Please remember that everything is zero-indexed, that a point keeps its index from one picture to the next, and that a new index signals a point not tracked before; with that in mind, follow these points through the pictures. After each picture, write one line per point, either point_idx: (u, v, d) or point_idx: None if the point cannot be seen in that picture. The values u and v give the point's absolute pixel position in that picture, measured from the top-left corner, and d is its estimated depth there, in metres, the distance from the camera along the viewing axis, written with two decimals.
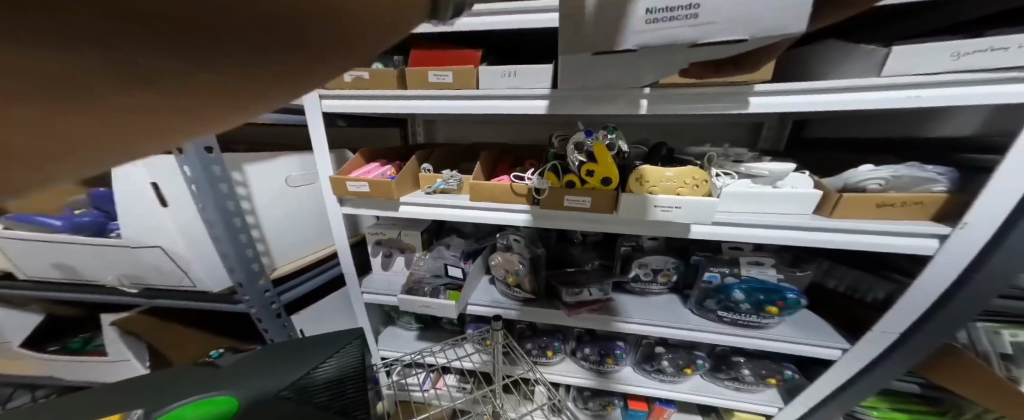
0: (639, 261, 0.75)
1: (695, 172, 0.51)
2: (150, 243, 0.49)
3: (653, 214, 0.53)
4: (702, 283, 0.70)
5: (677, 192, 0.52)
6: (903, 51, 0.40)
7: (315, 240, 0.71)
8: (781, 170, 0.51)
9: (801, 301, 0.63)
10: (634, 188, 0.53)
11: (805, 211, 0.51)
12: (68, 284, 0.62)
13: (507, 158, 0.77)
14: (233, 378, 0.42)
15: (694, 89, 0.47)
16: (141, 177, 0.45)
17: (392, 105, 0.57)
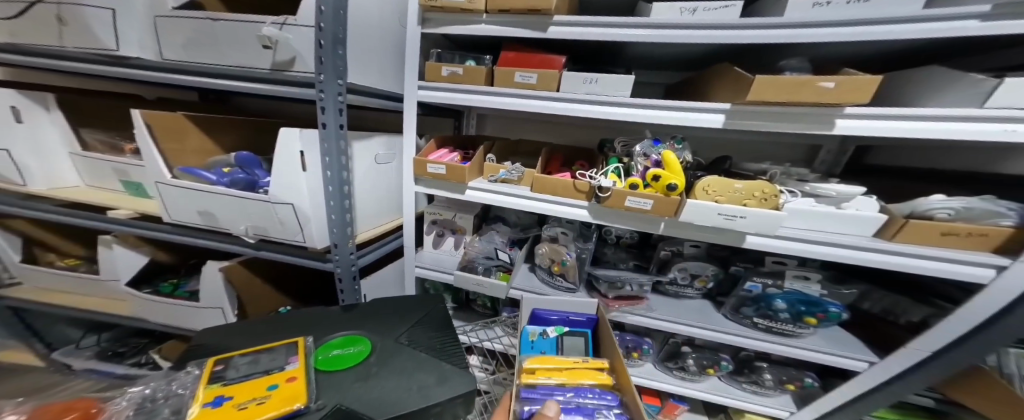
0: (679, 265, 0.90)
1: (764, 186, 0.60)
2: (285, 200, 0.62)
3: (722, 223, 0.63)
4: (742, 291, 0.77)
5: (744, 203, 0.62)
6: (1010, 85, 0.47)
7: (386, 213, 0.82)
8: (848, 193, 0.60)
9: (842, 314, 0.69)
10: (700, 196, 0.64)
11: (866, 234, 0.59)
12: (197, 231, 0.76)
13: (558, 158, 0.82)
14: (370, 324, 0.60)
15: (784, 108, 0.55)
16: (294, 147, 0.60)
17: (506, 103, 0.67)
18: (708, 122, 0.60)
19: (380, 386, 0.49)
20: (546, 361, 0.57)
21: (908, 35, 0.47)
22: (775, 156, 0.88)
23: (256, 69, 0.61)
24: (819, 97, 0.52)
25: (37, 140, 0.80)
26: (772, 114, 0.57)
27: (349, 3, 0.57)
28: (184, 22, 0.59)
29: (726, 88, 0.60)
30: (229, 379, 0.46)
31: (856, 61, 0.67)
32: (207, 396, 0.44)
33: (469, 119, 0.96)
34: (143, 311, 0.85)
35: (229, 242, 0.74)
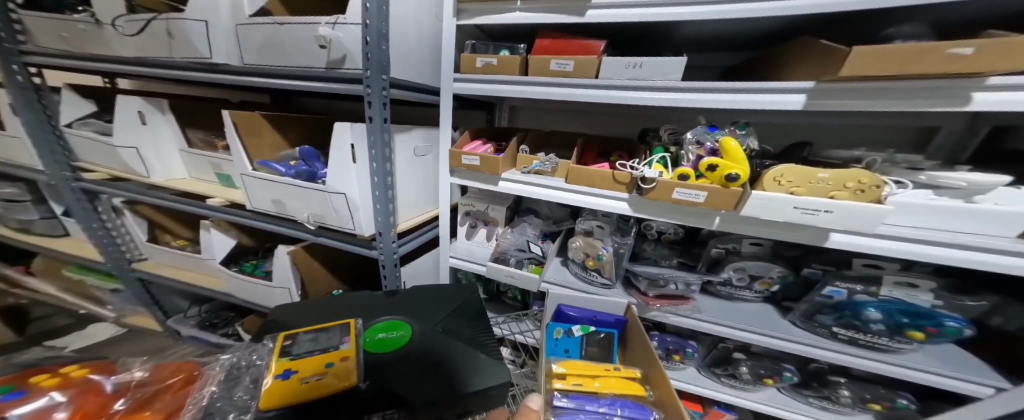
0: (734, 265, 0.83)
1: (860, 177, 0.54)
2: (338, 190, 0.68)
3: (808, 219, 0.58)
4: (824, 297, 0.73)
5: (831, 196, 0.56)
6: None
7: (423, 205, 0.85)
8: (983, 184, 0.52)
9: (960, 330, 0.64)
10: (772, 188, 0.59)
11: (1007, 233, 0.52)
12: (270, 216, 0.86)
13: (594, 148, 0.79)
14: (409, 310, 0.61)
15: (899, 82, 0.48)
16: (345, 140, 0.65)
17: (544, 91, 0.66)
18: (788, 103, 0.54)
19: (424, 373, 0.49)
20: (574, 367, 0.51)
21: None
22: (862, 142, 0.76)
23: (315, 68, 0.66)
24: (947, 66, 0.43)
25: (154, 139, 0.97)
26: (876, 89, 0.49)
27: (391, 0, 0.60)
28: (257, 29, 0.67)
29: (811, 63, 0.53)
30: (293, 353, 0.47)
31: (995, 23, 0.54)
32: (276, 369, 0.45)
33: (501, 112, 0.95)
34: (230, 286, 0.99)
35: (294, 227, 0.82)
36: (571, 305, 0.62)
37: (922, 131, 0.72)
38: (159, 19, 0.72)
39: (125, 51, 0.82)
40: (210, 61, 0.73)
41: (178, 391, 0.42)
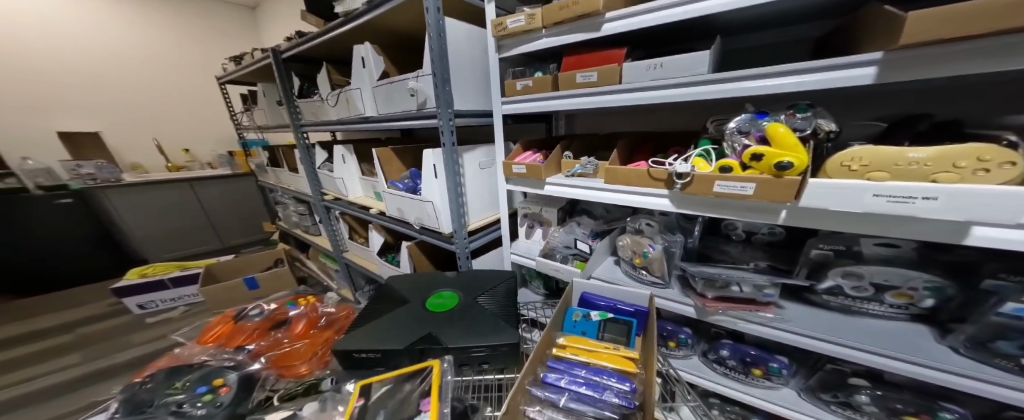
0: (843, 269, 0.65)
1: (978, 153, 0.41)
2: (426, 199, 0.91)
3: (888, 210, 0.45)
4: (997, 316, 0.51)
5: (931, 179, 0.44)
6: None
7: (489, 209, 1.04)
8: None
9: None
10: (839, 172, 0.49)
11: None
12: (395, 219, 1.20)
13: (648, 146, 0.76)
14: (455, 283, 0.77)
15: (1016, 35, 0.36)
16: (429, 161, 0.88)
17: (574, 103, 0.71)
18: (850, 79, 0.45)
19: (457, 327, 0.63)
20: (578, 341, 0.55)
21: None
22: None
23: (411, 111, 0.93)
24: None
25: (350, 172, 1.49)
26: (989, 48, 0.37)
27: (451, 54, 0.81)
28: (382, 90, 0.99)
29: (881, 31, 0.43)
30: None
31: None
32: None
33: (558, 121, 1.03)
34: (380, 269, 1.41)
35: (408, 227, 1.13)
36: (594, 293, 0.66)
37: None
38: (342, 93, 1.14)
39: (331, 115, 1.31)
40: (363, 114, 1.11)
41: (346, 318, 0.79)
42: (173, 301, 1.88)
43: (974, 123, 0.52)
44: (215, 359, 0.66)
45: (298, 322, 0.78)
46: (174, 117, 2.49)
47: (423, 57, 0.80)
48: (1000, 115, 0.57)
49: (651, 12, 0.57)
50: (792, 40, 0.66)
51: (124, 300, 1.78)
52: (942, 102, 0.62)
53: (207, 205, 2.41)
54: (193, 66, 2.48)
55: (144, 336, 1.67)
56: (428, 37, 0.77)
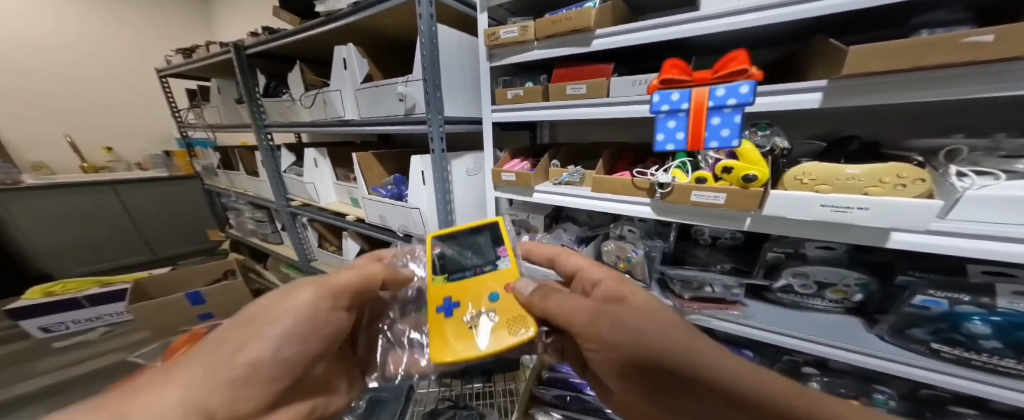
0: (793, 269, 0.75)
1: (897, 170, 0.50)
2: (414, 205, 0.91)
3: (833, 218, 0.54)
4: (911, 308, 0.62)
5: (864, 191, 0.53)
6: None
7: (476, 215, 1.05)
8: None
9: None
10: (792, 185, 0.58)
11: None
12: (376, 226, 1.17)
13: (627, 156, 0.81)
14: None
15: (921, 73, 0.46)
16: (418, 167, 0.88)
17: (563, 114, 0.75)
18: (801, 103, 0.54)
19: None
20: None
21: None
22: (973, 128, 0.66)
23: (398, 115, 0.92)
24: (968, 53, 0.42)
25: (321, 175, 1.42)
26: (903, 82, 0.47)
27: (442, 60, 0.82)
28: (366, 93, 0.98)
29: (825, 63, 0.53)
30: (454, 277, 0.60)
31: None
32: (438, 294, 0.58)
33: (543, 130, 1.07)
34: None
35: (390, 234, 1.11)
36: None
37: None
38: (320, 94, 1.11)
39: (305, 117, 1.25)
40: (344, 117, 1.08)
41: None
42: (87, 322, 1.61)
43: (892, 145, 0.64)
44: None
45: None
46: (104, 112, 2.21)
47: (414, 62, 0.81)
48: (909, 138, 0.70)
49: (637, 32, 0.63)
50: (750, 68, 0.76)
51: (23, 323, 1.51)
52: (866, 127, 0.75)
53: (133, 210, 2.12)
54: (131, 56, 2.24)
55: (61, 363, 1.45)
56: (420, 42, 0.78)
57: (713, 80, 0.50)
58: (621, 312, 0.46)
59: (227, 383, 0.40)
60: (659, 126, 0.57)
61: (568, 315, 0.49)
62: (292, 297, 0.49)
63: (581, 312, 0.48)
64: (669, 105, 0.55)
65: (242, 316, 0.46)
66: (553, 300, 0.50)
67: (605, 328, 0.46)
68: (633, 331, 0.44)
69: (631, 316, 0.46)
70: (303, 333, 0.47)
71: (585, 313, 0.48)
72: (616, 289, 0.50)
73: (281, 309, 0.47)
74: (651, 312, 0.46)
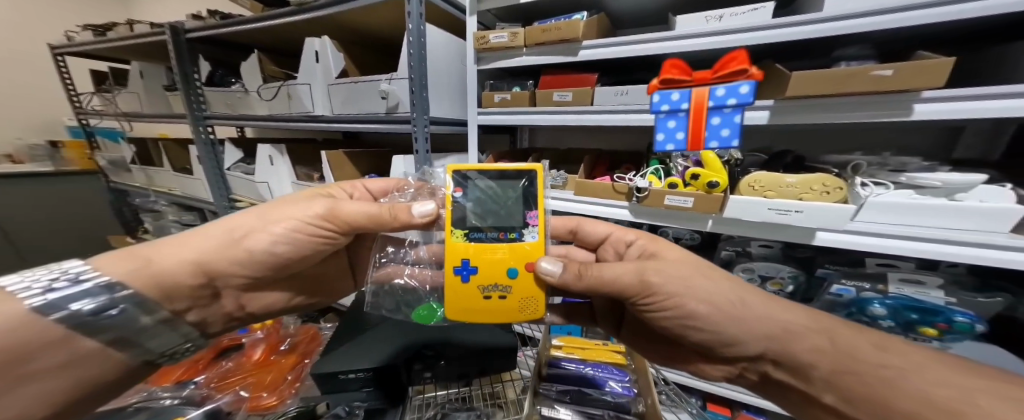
0: (744, 265, 0.85)
1: (823, 180, 0.61)
2: None
3: (775, 219, 0.65)
4: (831, 295, 0.75)
5: (800, 197, 0.64)
6: None
7: None
8: (959, 182, 0.58)
9: (972, 325, 0.64)
10: (746, 191, 0.67)
11: (1001, 230, 0.55)
12: None
13: (604, 162, 0.88)
14: None
15: (842, 98, 0.57)
16: (399, 167, 0.87)
17: (549, 119, 0.79)
18: (752, 118, 0.64)
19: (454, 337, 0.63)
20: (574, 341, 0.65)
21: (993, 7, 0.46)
22: (871, 146, 0.83)
23: (378, 113, 0.89)
24: (875, 85, 0.54)
25: (277, 174, 1.29)
26: (828, 105, 0.58)
27: (430, 59, 0.82)
28: (341, 88, 0.93)
29: (770, 85, 0.63)
30: (475, 236, 0.50)
31: (959, 32, 0.61)
32: (453, 255, 0.49)
33: (523, 134, 1.11)
34: None
35: None
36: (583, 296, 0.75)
37: (943, 134, 0.78)
38: (284, 87, 1.02)
39: (261, 110, 1.15)
40: (313, 113, 1.01)
41: (309, 342, 0.69)
42: None
43: (816, 158, 0.78)
44: (147, 398, 0.50)
45: (252, 349, 0.64)
46: None
47: (399, 58, 0.80)
48: (825, 153, 0.86)
49: (619, 47, 0.69)
50: None
51: None
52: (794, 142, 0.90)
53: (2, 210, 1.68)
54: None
55: None
56: (407, 40, 0.77)
57: (714, 80, 0.53)
58: (671, 266, 0.45)
59: (227, 261, 0.48)
60: (659, 126, 0.60)
61: (613, 280, 0.44)
62: (307, 206, 0.50)
63: (629, 274, 0.44)
64: (668, 105, 0.58)
65: (264, 207, 0.51)
66: (590, 275, 0.44)
67: (659, 285, 0.43)
68: (685, 283, 0.43)
69: (682, 272, 0.44)
70: (302, 240, 0.50)
71: (634, 273, 0.44)
72: (650, 247, 0.52)
73: (292, 212, 0.50)
74: (699, 272, 0.45)
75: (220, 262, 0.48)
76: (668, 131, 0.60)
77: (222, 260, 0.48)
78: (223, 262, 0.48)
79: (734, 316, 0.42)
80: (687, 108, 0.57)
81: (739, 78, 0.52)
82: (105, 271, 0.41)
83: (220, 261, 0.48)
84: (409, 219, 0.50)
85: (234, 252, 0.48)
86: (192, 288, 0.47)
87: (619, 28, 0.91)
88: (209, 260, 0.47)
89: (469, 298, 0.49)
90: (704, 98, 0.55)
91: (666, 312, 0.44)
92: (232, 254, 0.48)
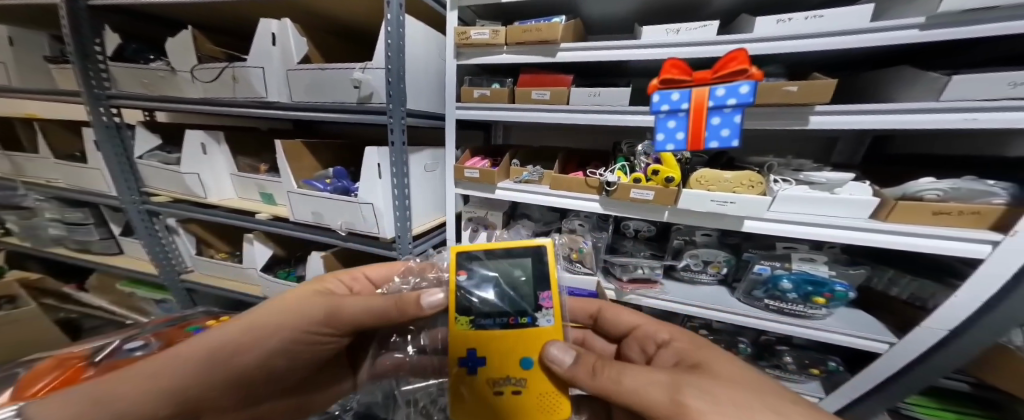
0: (690, 252, 0.98)
1: (749, 177, 0.76)
2: (367, 201, 0.86)
3: (716, 209, 0.77)
4: (753, 275, 0.91)
5: (734, 190, 0.76)
6: (961, 80, 0.59)
7: (431, 212, 1.03)
8: (837, 179, 0.74)
9: (847, 293, 0.82)
10: (694, 186, 0.79)
11: (862, 216, 0.71)
12: (298, 226, 1.03)
13: (576, 159, 0.96)
14: None
15: (764, 109, 0.71)
16: (373, 158, 0.84)
17: (528, 115, 0.84)
18: None
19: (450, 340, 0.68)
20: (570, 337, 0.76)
21: (873, 42, 0.61)
22: (780, 150, 1.03)
23: (348, 103, 0.85)
24: (786, 98, 0.67)
25: (211, 166, 1.12)
26: (751, 113, 0.72)
27: (407, 50, 0.80)
28: (304, 75, 0.86)
29: None
30: (482, 323, 0.56)
31: (842, 58, 0.80)
32: (462, 344, 0.56)
33: (496, 131, 1.15)
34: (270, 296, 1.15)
35: (325, 233, 0.99)
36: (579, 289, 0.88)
37: (828, 142, 1.00)
38: (226, 68, 0.90)
39: (194, 93, 1.00)
40: (265, 99, 0.91)
41: None
42: None
43: (744, 159, 0.95)
44: None
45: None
46: None
47: (375, 47, 0.78)
48: (749, 154, 1.04)
49: (592, 51, 0.76)
50: None
51: None
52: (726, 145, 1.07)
53: None
54: None
55: None
56: (386, 29, 0.76)
57: (714, 80, 0.62)
58: (714, 387, 0.44)
59: (200, 390, 0.51)
60: (662, 125, 0.68)
61: (639, 393, 0.45)
62: (307, 313, 0.57)
63: (661, 393, 0.45)
64: (668, 105, 0.67)
65: (248, 322, 0.55)
66: (605, 378, 0.47)
67: (700, 412, 0.42)
68: (737, 414, 0.42)
69: (733, 404, 0.43)
70: (296, 347, 0.57)
71: (661, 385, 0.46)
72: (693, 356, 0.53)
73: (290, 323, 0.56)
74: (757, 401, 0.43)
75: (188, 391, 0.50)
76: (670, 130, 0.68)
77: (192, 392, 0.50)
78: (188, 394, 0.50)
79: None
80: (688, 108, 0.65)
81: (740, 78, 0.61)
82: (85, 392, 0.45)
83: (188, 393, 0.50)
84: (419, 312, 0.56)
85: (207, 379, 0.52)
86: None
87: (588, 33, 0.99)
88: (172, 396, 0.49)
89: (479, 392, 0.54)
90: (706, 97, 0.63)
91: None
92: (203, 386, 0.51)
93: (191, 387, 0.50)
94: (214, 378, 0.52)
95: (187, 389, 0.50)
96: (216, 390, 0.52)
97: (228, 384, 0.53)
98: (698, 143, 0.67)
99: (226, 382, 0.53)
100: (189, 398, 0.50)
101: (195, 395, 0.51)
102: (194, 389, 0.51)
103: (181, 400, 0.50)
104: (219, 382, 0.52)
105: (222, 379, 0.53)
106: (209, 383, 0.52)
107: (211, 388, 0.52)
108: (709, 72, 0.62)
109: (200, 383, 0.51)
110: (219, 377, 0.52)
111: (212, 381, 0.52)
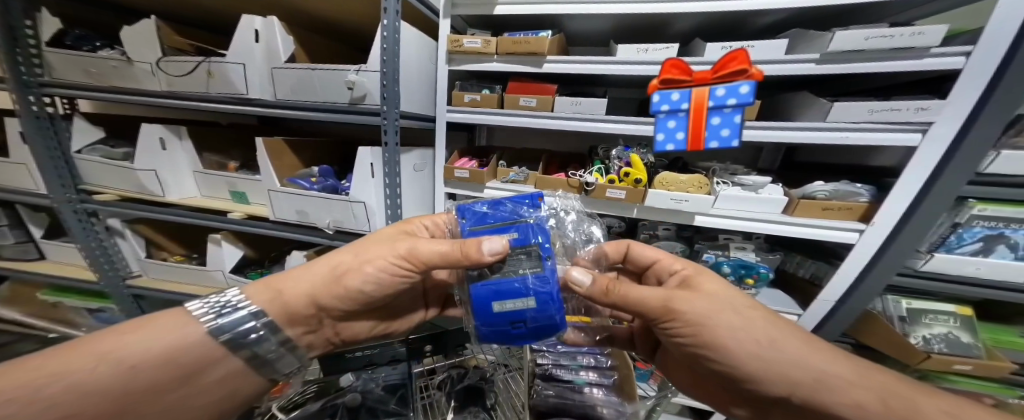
0: (654, 244, 1.14)
1: (698, 179, 0.90)
2: (360, 199, 0.88)
3: (674, 205, 0.91)
4: (702, 262, 1.08)
5: (689, 190, 0.91)
6: (840, 107, 0.77)
7: (420, 211, 1.07)
8: (760, 182, 0.92)
9: (769, 273, 1.00)
10: (658, 187, 0.92)
11: (776, 211, 0.89)
12: (280, 225, 1.01)
13: (557, 161, 1.06)
14: None
15: None
16: (366, 158, 0.86)
17: (516, 121, 0.91)
18: None
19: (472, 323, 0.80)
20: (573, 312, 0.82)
21: (781, 71, 0.77)
22: (723, 156, 1.22)
23: (338, 103, 0.86)
24: None
25: (172, 163, 1.05)
26: None
27: (401, 56, 0.83)
28: (291, 74, 0.85)
29: None
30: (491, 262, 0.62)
31: (769, 82, 0.98)
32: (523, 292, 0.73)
33: (481, 133, 1.22)
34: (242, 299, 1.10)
35: (312, 232, 0.99)
36: None
37: (758, 150, 1.22)
38: (201, 62, 0.86)
39: (155, 84, 0.93)
40: (244, 95, 0.88)
41: None
42: None
43: (695, 164, 1.11)
44: None
45: None
46: None
47: (370, 50, 0.80)
48: (700, 158, 1.22)
49: (575, 64, 0.86)
50: (631, 98, 1.13)
51: None
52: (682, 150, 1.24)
53: None
54: None
55: None
56: (381, 35, 0.79)
57: (713, 82, 0.74)
58: (699, 300, 0.54)
59: (330, 296, 0.59)
60: (663, 125, 0.80)
61: (641, 299, 0.54)
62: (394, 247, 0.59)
63: (659, 298, 0.54)
64: (668, 106, 0.79)
65: (358, 247, 0.61)
66: (615, 294, 0.54)
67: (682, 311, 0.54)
68: (714, 318, 0.52)
69: (711, 309, 0.53)
70: (387, 279, 0.59)
71: (661, 293, 0.54)
72: (691, 275, 0.60)
73: (382, 253, 0.59)
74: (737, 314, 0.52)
75: (298, 298, 0.58)
76: (670, 130, 0.80)
77: (300, 301, 0.58)
78: (292, 303, 0.58)
79: (753, 353, 0.50)
80: (688, 107, 0.78)
81: (740, 78, 0.72)
82: (253, 298, 0.56)
83: (296, 301, 0.58)
84: (479, 258, 0.50)
85: (318, 290, 0.59)
86: (300, 323, 0.59)
87: (569, 45, 1.09)
88: (288, 302, 0.58)
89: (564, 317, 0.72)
90: (705, 97, 0.76)
91: (684, 336, 0.54)
92: (310, 296, 0.59)
93: (302, 295, 0.58)
94: (318, 291, 0.59)
95: (296, 299, 0.58)
96: (315, 303, 0.59)
97: (329, 301, 0.59)
98: (699, 142, 0.80)
99: (330, 299, 0.59)
100: (295, 306, 0.58)
101: (300, 304, 0.58)
102: (300, 297, 0.58)
103: (291, 302, 0.58)
104: (322, 299, 0.59)
105: (320, 297, 0.59)
106: (307, 296, 0.58)
107: (310, 300, 0.58)
108: (708, 72, 0.74)
109: (310, 293, 0.58)
110: (320, 292, 0.59)
111: (321, 292, 0.59)
